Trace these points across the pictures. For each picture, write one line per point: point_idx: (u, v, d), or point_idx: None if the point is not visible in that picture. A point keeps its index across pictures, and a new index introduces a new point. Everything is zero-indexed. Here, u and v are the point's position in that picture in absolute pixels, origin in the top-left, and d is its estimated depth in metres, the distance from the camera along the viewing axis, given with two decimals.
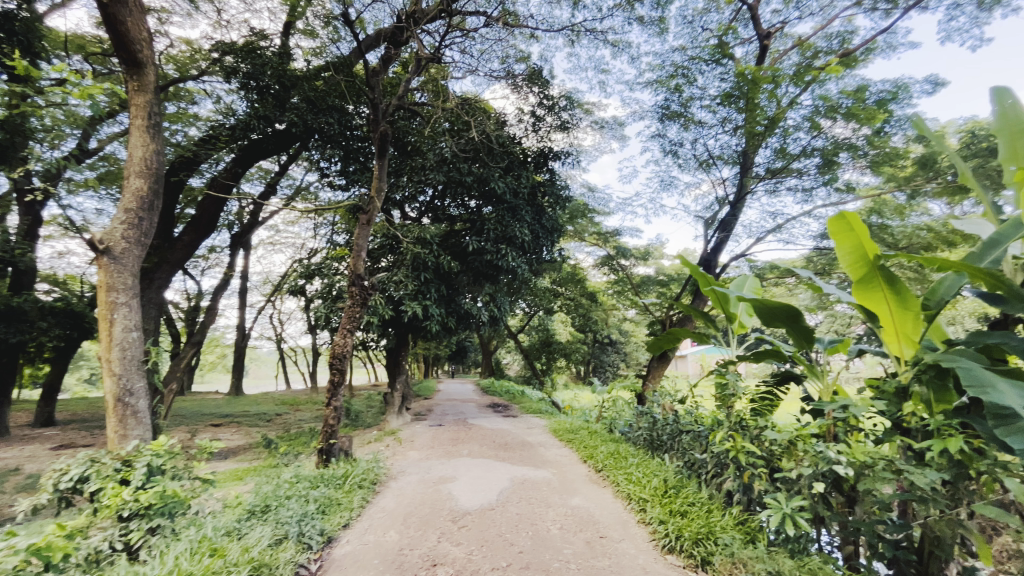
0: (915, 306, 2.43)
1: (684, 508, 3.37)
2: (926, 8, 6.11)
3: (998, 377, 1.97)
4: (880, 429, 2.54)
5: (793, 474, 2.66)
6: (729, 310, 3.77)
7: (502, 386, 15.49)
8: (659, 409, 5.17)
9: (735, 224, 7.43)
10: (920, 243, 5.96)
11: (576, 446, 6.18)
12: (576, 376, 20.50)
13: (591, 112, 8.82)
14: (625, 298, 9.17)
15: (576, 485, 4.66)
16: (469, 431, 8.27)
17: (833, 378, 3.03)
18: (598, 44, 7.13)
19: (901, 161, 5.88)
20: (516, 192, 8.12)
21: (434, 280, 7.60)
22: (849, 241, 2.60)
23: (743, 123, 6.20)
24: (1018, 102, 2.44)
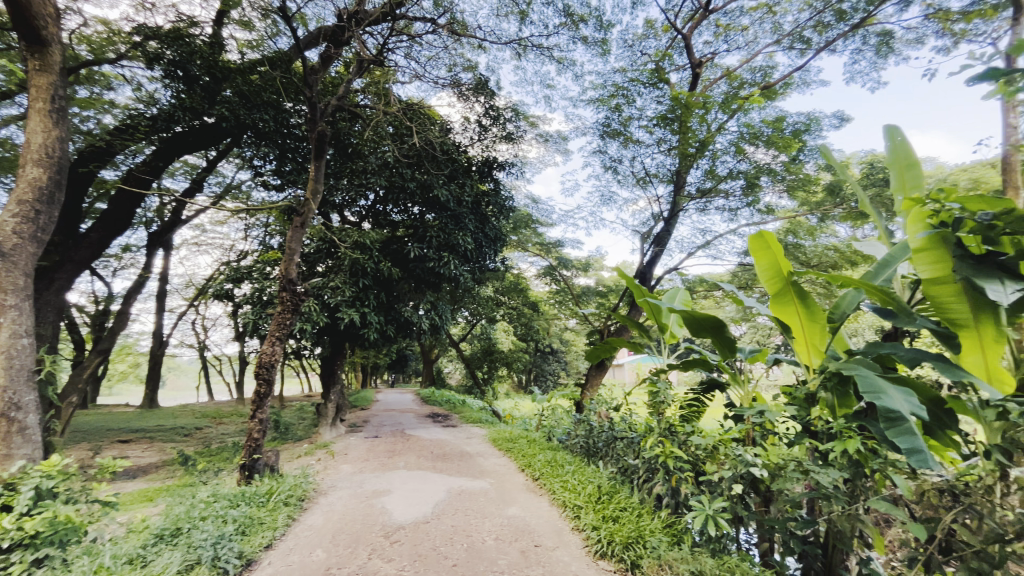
0: (822, 318, 2.66)
1: (616, 514, 3.47)
2: (834, 51, 6.83)
3: (889, 383, 2.19)
4: (792, 432, 2.73)
5: (716, 477, 2.81)
6: (661, 321, 3.95)
7: (443, 396, 15.30)
8: (596, 417, 5.30)
9: (668, 239, 7.83)
10: (828, 262, 6.69)
11: (514, 455, 6.20)
12: (518, 385, 20.67)
13: (535, 125, 9.01)
14: (566, 308, 9.38)
15: (514, 494, 4.68)
16: (406, 442, 8.07)
17: (753, 385, 3.24)
18: (543, 60, 7.33)
19: (813, 187, 6.47)
20: (460, 201, 8.10)
21: (374, 286, 7.39)
22: (766, 258, 2.82)
23: (677, 145, 6.58)
24: (906, 140, 2.77)
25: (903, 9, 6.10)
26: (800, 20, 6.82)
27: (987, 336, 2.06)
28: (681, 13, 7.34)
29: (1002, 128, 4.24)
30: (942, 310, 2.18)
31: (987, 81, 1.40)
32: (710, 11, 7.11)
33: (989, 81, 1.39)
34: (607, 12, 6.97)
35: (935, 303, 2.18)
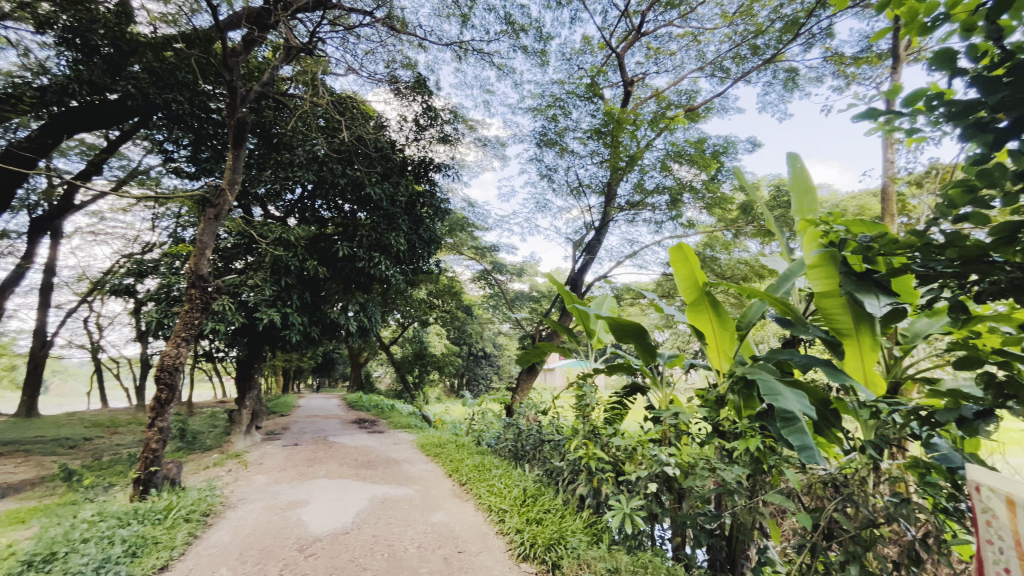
0: (731, 326, 2.89)
1: (539, 516, 3.53)
2: (749, 82, 7.47)
3: (786, 387, 2.40)
4: (703, 432, 2.92)
5: (633, 477, 2.94)
6: (589, 326, 4.08)
7: (372, 400, 14.82)
8: (524, 420, 5.37)
9: (599, 247, 8.13)
10: (739, 275, 7.25)
11: (442, 460, 6.11)
12: (450, 390, 20.49)
13: (474, 129, 9.02)
14: (499, 312, 9.44)
15: (440, 500, 4.60)
16: (329, 450, 7.70)
17: (671, 388, 3.42)
18: (483, 65, 7.40)
19: (728, 206, 7.01)
20: (393, 200, 7.90)
21: (297, 285, 7.01)
22: (684, 269, 3.00)
23: (609, 158, 6.86)
24: (804, 167, 3.08)
25: (806, 50, 6.81)
26: (721, 50, 7.40)
27: (865, 344, 2.34)
28: (616, 33, 7.70)
29: (882, 162, 4.83)
30: (832, 321, 2.43)
31: (868, 119, 1.58)
32: (642, 34, 7.52)
33: (868, 118, 1.56)
34: (547, 24, 7.15)
35: (824, 314, 2.43)
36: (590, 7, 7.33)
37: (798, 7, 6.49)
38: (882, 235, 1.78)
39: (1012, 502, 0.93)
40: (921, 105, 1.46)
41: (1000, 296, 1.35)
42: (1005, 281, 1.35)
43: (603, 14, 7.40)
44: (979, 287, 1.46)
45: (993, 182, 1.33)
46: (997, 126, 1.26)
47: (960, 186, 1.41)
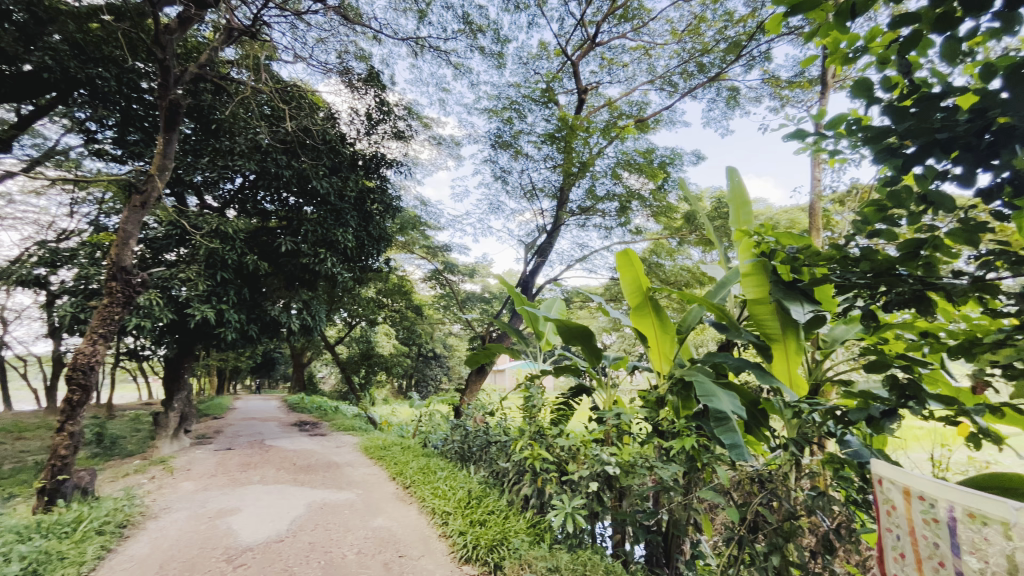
0: (672, 331, 3.01)
1: (483, 517, 3.52)
2: (695, 97, 7.85)
3: (720, 388, 2.53)
4: (643, 431, 3.02)
5: (576, 476, 3.00)
6: (538, 328, 4.13)
7: (314, 402, 14.26)
8: (471, 421, 5.35)
9: (550, 251, 8.25)
10: (682, 281, 7.59)
11: (387, 463, 5.98)
12: (397, 391, 20.08)
13: (429, 127, 8.90)
14: (450, 313, 9.37)
15: (382, 504, 4.50)
16: (265, 454, 7.34)
17: (615, 389, 3.51)
18: (440, 62, 7.34)
19: (673, 215, 7.31)
20: (342, 195, 7.65)
21: (235, 281, 6.64)
22: (629, 275, 3.09)
23: (562, 163, 6.98)
24: (742, 181, 3.26)
25: (747, 71, 7.23)
26: (670, 65, 7.72)
27: (791, 348, 2.51)
28: (572, 40, 7.84)
29: (810, 180, 5.20)
30: (762, 326, 2.59)
31: (796, 139, 1.69)
32: (597, 43, 7.71)
33: (797, 138, 1.67)
34: (504, 27, 7.17)
35: (756, 319, 2.58)
36: (547, 13, 7.44)
37: (741, 30, 6.89)
38: (806, 247, 1.92)
39: (908, 493, 1.02)
40: (842, 128, 1.58)
41: (909, 305, 1.49)
42: (910, 293, 1.48)
43: (559, 21, 7.53)
44: (886, 298, 1.60)
45: (900, 203, 1.47)
46: (905, 152, 1.39)
47: (874, 205, 1.55)
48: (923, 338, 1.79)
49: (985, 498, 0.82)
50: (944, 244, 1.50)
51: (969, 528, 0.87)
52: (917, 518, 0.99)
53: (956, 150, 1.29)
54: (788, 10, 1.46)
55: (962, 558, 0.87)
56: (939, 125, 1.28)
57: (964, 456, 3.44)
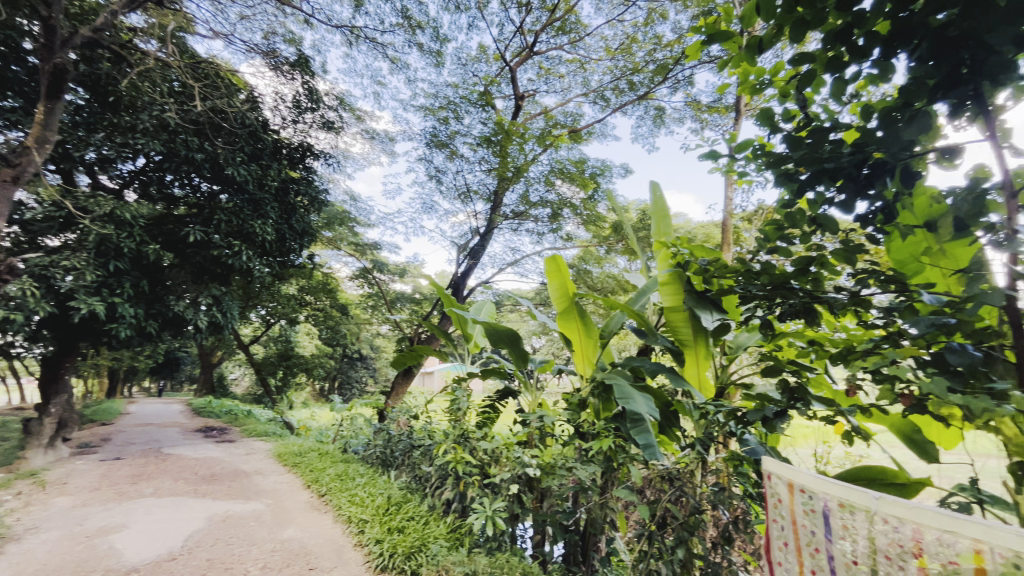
0: (595, 335, 3.10)
1: (402, 524, 3.44)
2: (625, 113, 8.25)
3: (637, 391, 2.63)
4: (564, 433, 3.08)
5: (497, 479, 3.02)
6: (466, 330, 4.11)
7: (223, 407, 13.17)
8: (395, 425, 5.22)
9: (482, 253, 8.27)
10: (607, 288, 7.92)
11: (301, 470, 5.65)
12: (318, 395, 19.11)
13: (361, 120, 8.58)
14: (377, 313, 9.08)
15: (294, 514, 4.24)
16: (162, 463, 6.67)
17: (539, 393, 3.55)
18: (375, 54, 7.08)
19: (602, 224, 7.59)
20: (262, 184, 7.15)
21: (132, 271, 5.98)
22: (557, 280, 3.17)
23: (496, 166, 7.02)
24: (663, 195, 3.45)
25: (672, 93, 7.71)
26: (603, 81, 8.03)
27: (701, 353, 2.68)
28: (511, 47, 7.93)
29: (723, 199, 5.64)
30: (676, 332, 2.74)
31: (710, 159, 1.79)
32: (535, 52, 7.85)
33: (710, 158, 1.78)
34: (444, 26, 7.07)
35: (671, 325, 2.73)
36: (487, 17, 7.45)
37: (668, 54, 7.34)
38: (716, 260, 2.05)
39: (792, 486, 1.12)
40: (749, 153, 1.70)
41: (799, 316, 1.66)
42: (801, 305, 1.64)
43: (499, 27, 7.59)
44: (781, 309, 1.74)
45: (795, 223, 1.61)
46: (800, 178, 1.53)
47: (773, 224, 1.69)
48: (811, 345, 1.97)
49: (851, 489, 0.92)
50: (829, 262, 1.67)
51: (840, 515, 0.96)
52: (799, 509, 1.09)
53: (841, 178, 1.45)
54: (706, 38, 1.55)
55: (834, 543, 0.97)
56: (827, 156, 1.43)
57: (842, 451, 3.87)
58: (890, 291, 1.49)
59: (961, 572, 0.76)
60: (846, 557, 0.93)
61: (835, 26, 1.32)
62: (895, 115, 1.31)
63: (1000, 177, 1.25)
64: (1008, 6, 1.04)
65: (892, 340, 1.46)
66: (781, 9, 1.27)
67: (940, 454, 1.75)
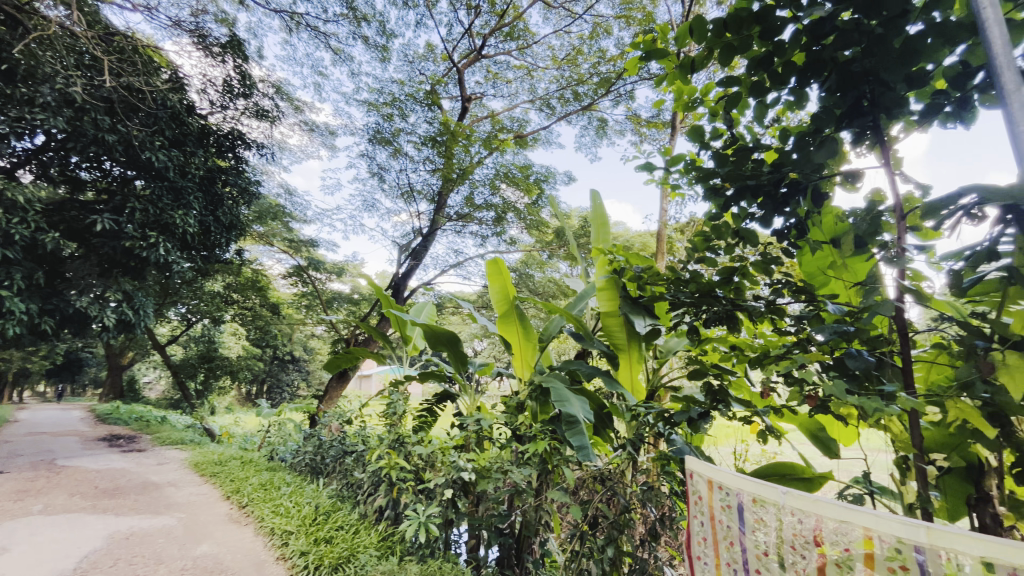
0: (534, 338, 3.14)
1: (330, 534, 3.30)
2: (570, 122, 8.47)
3: (573, 394, 2.68)
4: (502, 436, 3.06)
5: (430, 484, 2.96)
6: (405, 332, 4.03)
7: (133, 414, 12.02)
8: (327, 431, 5.00)
9: (425, 254, 8.15)
10: (548, 292, 8.06)
11: (220, 481, 5.26)
12: (244, 399, 17.97)
13: (300, 110, 8.18)
14: (312, 313, 8.68)
15: (209, 528, 3.93)
16: (56, 476, 5.98)
17: (478, 396, 3.51)
18: (317, 44, 6.96)
19: (545, 229, 7.73)
20: (185, 171, 6.61)
21: (25, 261, 5.34)
22: (498, 283, 3.17)
23: (441, 167, 6.95)
24: (603, 203, 3.56)
25: (614, 106, 8.00)
26: (550, 89, 8.19)
27: (633, 356, 2.78)
28: (459, 48, 7.91)
29: (659, 210, 5.93)
30: (612, 336, 2.83)
31: (645, 171, 1.86)
32: (482, 56, 7.88)
33: (646, 170, 1.84)
34: (391, 21, 6.99)
35: (607, 329, 2.81)
36: (435, 16, 7.35)
37: (611, 69, 7.61)
38: (649, 268, 2.13)
39: (711, 483, 1.18)
40: (681, 167, 1.77)
41: (722, 322, 1.79)
42: (724, 311, 1.75)
43: (448, 27, 7.53)
44: (706, 315, 1.83)
45: (720, 235, 1.71)
46: (724, 193, 1.63)
47: (701, 236, 1.78)
48: (733, 350, 2.09)
49: (762, 485, 0.97)
50: (750, 272, 1.79)
51: (751, 510, 1.02)
52: (716, 504, 1.15)
53: (761, 196, 1.56)
54: (644, 54, 1.61)
55: (747, 536, 1.03)
56: (749, 174, 1.53)
57: (759, 449, 4.16)
58: (801, 301, 1.62)
59: (853, 560, 0.82)
60: (757, 549, 0.99)
61: (758, 53, 1.41)
62: (807, 140, 1.43)
63: (892, 201, 1.39)
64: (902, 47, 1.16)
65: (802, 345, 1.58)
66: (712, 33, 1.33)
67: (839, 449, 1.92)
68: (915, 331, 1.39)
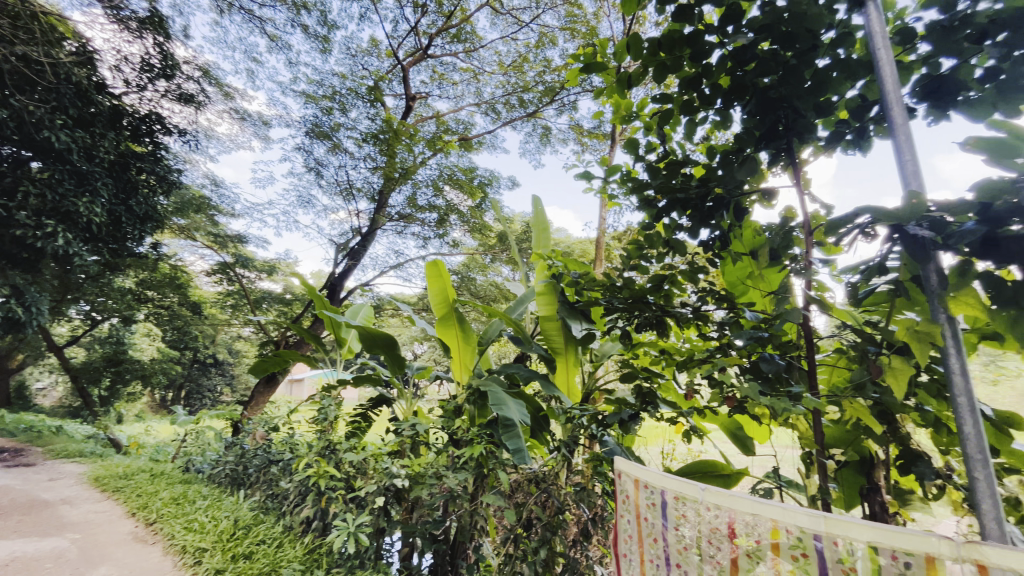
0: (473, 341, 3.12)
1: (249, 549, 3.13)
2: (515, 128, 8.56)
3: (510, 397, 2.68)
4: (439, 441, 3.01)
5: (361, 491, 2.86)
6: (339, 334, 3.88)
7: (21, 424, 10.67)
8: (250, 438, 4.71)
9: (363, 254, 7.90)
10: (490, 295, 8.07)
11: (125, 496, 4.79)
12: (159, 406, 16.57)
13: (230, 97, 7.47)
14: (238, 313, 8.15)
15: (109, 549, 3.56)
16: None
17: (415, 400, 3.43)
18: (250, 28, 6.68)
19: (487, 233, 7.74)
20: (92, 155, 5.99)
21: None
22: (437, 285, 3.11)
23: (382, 166, 6.77)
24: (544, 209, 3.62)
25: (558, 115, 8.19)
26: (495, 94, 8.23)
27: (570, 360, 2.84)
28: (404, 46, 7.80)
29: (598, 218, 6.13)
30: (549, 340, 2.88)
31: (584, 179, 1.90)
32: (428, 55, 7.81)
33: (585, 179, 1.89)
34: (333, 11, 6.74)
35: (545, 333, 2.87)
36: (380, 11, 7.22)
37: (556, 78, 7.79)
38: (586, 273, 2.18)
39: (637, 482, 1.22)
40: (618, 178, 1.83)
41: (652, 327, 1.87)
42: (654, 317, 1.83)
43: (393, 23, 7.42)
44: (639, 319, 1.90)
45: (652, 244, 1.78)
46: (657, 205, 1.71)
47: (635, 244, 1.85)
48: (662, 354, 2.19)
49: (684, 483, 1.02)
50: (678, 280, 1.88)
51: (675, 506, 1.07)
52: (642, 503, 1.20)
53: (690, 209, 1.65)
54: (584, 67, 1.65)
55: (670, 532, 1.08)
56: (679, 187, 1.62)
57: (685, 449, 4.39)
58: (724, 308, 1.72)
59: (762, 550, 0.87)
60: (680, 544, 1.04)
61: (689, 74, 1.48)
62: (731, 158, 1.52)
63: (803, 218, 1.52)
64: (813, 80, 1.27)
65: (723, 350, 1.68)
66: (647, 51, 1.39)
67: (755, 447, 2.05)
68: (819, 337, 1.52)
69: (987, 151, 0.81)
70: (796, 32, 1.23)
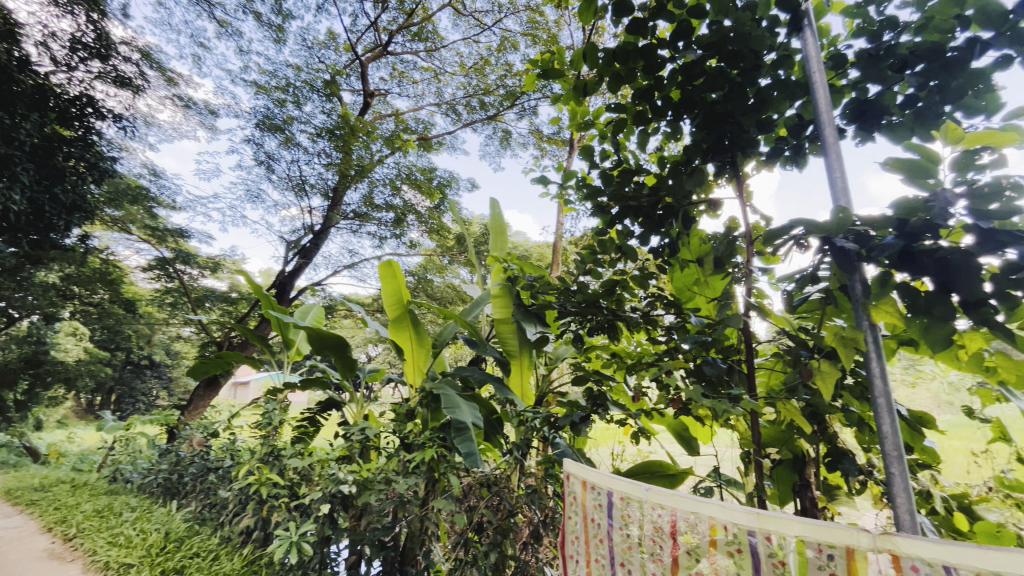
0: (427, 343, 3.08)
1: (181, 564, 2.98)
2: (475, 130, 8.54)
3: (463, 400, 2.66)
4: (390, 445, 2.93)
5: (305, 499, 2.74)
6: (287, 336, 3.71)
7: None
8: (187, 445, 4.43)
9: (316, 253, 7.64)
10: (447, 297, 7.99)
11: (41, 510, 4.40)
12: (85, 412, 15.32)
13: (174, 84, 6.90)
14: (176, 312, 7.68)
15: (18, 570, 3.25)
16: None
17: (365, 404, 3.33)
18: (199, 12, 6.44)
19: (445, 235, 7.67)
20: (13, 139, 5.42)
21: None
22: (390, 286, 3.05)
23: (338, 162, 6.59)
24: (501, 212, 3.62)
25: (519, 119, 8.25)
26: (456, 95, 8.19)
27: (524, 363, 2.85)
28: (363, 41, 7.67)
29: (556, 223, 6.21)
30: (504, 343, 2.88)
31: (540, 184, 1.91)
32: (388, 52, 7.69)
33: (542, 183, 1.90)
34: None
35: (499, 335, 2.86)
36: (339, 4, 7.07)
37: (517, 82, 7.85)
38: (541, 277, 2.19)
39: (585, 483, 1.24)
40: (574, 184, 1.86)
41: (604, 331, 1.90)
42: (605, 321, 1.86)
43: (352, 17, 7.27)
44: (591, 323, 1.93)
45: (605, 249, 1.82)
46: (610, 211, 1.75)
47: (589, 249, 1.88)
48: (614, 357, 2.23)
49: (630, 484, 1.04)
50: (630, 286, 1.92)
51: (620, 506, 1.09)
52: (589, 503, 1.22)
53: (641, 216, 1.70)
54: (542, 72, 1.66)
55: (615, 531, 1.10)
56: (630, 195, 1.66)
57: (634, 450, 4.51)
58: (672, 313, 1.78)
59: (701, 547, 0.90)
60: (624, 543, 1.07)
61: (642, 85, 1.52)
62: (680, 168, 1.57)
63: (744, 229, 1.59)
64: (757, 97, 1.34)
65: (671, 354, 1.73)
66: (603, 60, 1.42)
67: (699, 448, 2.13)
68: (758, 342, 1.60)
69: (905, 172, 0.88)
70: (741, 51, 1.30)
